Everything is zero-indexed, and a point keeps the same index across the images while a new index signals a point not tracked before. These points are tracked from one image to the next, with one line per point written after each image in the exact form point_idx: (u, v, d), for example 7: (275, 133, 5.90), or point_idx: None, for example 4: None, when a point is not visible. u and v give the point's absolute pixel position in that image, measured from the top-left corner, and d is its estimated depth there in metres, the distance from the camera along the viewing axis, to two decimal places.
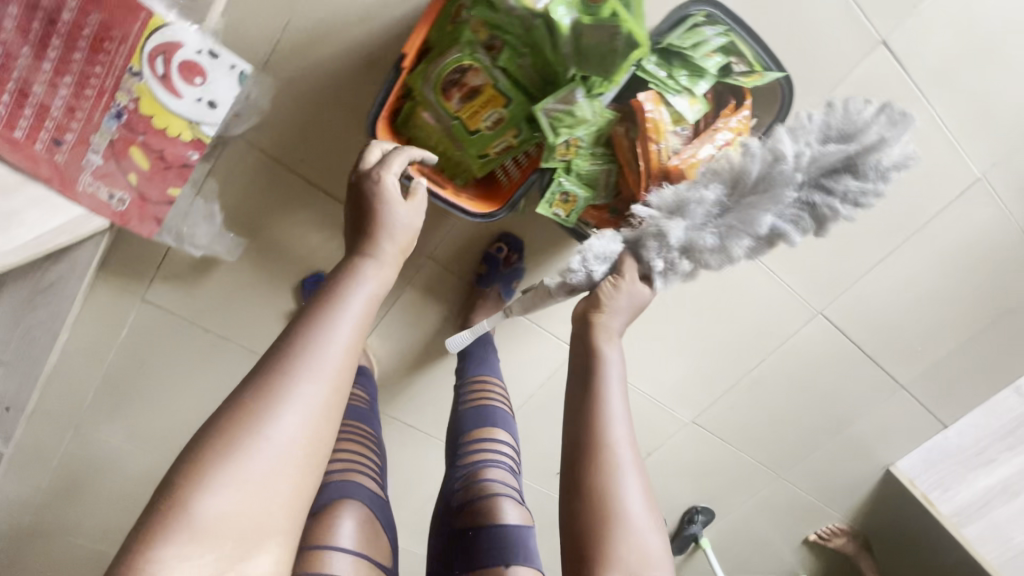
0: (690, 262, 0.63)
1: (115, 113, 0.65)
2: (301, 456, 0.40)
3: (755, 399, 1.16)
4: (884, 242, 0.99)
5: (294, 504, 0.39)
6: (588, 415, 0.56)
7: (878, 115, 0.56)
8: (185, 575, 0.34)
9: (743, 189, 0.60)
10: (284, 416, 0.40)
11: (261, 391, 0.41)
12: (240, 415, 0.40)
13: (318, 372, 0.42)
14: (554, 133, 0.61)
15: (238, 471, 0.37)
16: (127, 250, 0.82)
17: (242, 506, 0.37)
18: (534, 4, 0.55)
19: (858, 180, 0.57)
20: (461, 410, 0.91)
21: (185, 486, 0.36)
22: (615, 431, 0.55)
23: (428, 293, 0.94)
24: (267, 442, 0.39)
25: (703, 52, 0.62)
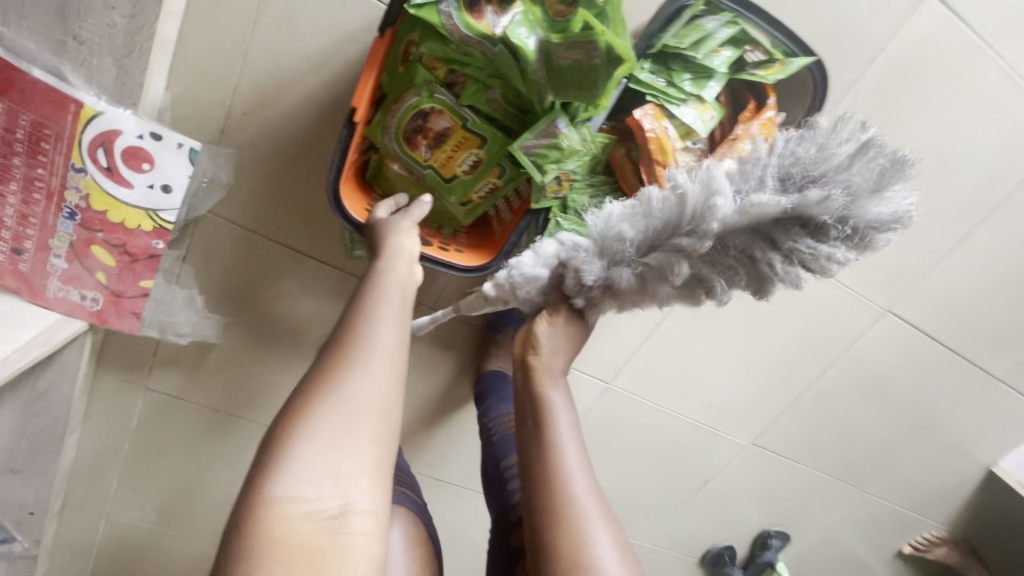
0: (613, 303, 0.50)
1: (68, 214, 0.60)
2: (375, 415, 0.40)
3: (823, 414, 1.02)
4: (960, 223, 0.83)
5: (379, 452, 0.39)
6: (543, 457, 0.49)
7: (858, 157, 0.36)
8: (301, 512, 0.35)
9: (667, 232, 0.43)
10: (355, 383, 0.40)
11: (328, 366, 0.42)
12: (319, 378, 0.41)
13: (376, 355, 0.43)
14: (540, 172, 0.52)
15: (322, 427, 0.38)
16: (120, 344, 0.79)
17: (329, 457, 0.37)
18: (491, 29, 0.46)
19: (813, 244, 0.38)
20: (497, 443, 0.79)
21: (281, 446, 0.37)
22: (576, 484, 0.47)
23: (438, 345, 0.86)
24: (344, 400, 0.39)
25: (708, 49, 0.50)
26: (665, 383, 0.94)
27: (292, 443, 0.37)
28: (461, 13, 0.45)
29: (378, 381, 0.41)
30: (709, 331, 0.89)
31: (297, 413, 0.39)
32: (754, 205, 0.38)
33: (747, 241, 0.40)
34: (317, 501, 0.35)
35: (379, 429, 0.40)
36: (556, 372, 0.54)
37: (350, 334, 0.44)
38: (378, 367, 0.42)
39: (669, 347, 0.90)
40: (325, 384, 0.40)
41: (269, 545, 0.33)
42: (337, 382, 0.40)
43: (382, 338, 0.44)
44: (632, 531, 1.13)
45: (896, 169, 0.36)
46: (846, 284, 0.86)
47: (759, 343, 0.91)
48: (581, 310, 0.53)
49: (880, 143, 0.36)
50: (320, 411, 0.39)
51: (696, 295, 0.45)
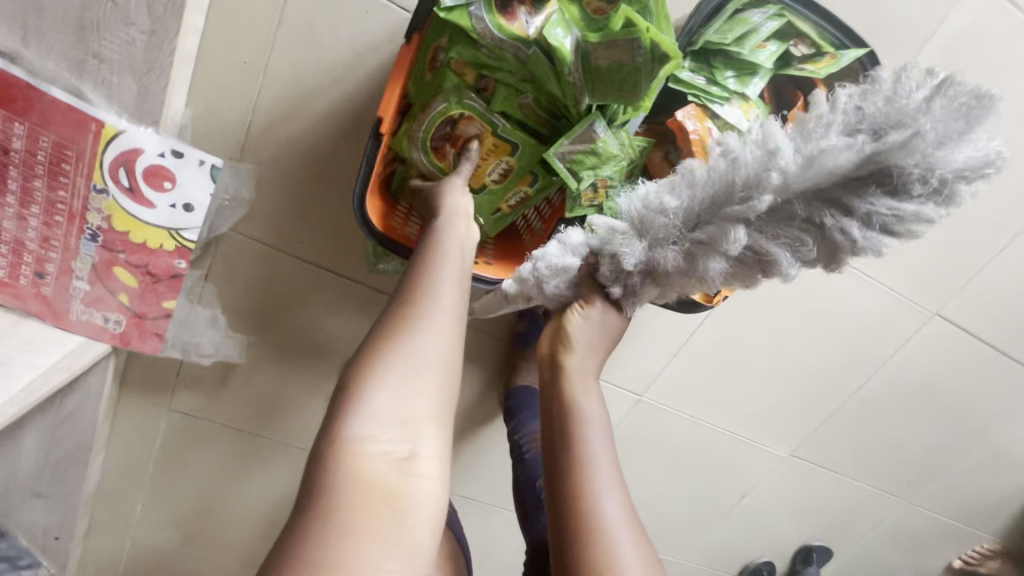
0: (654, 289, 0.47)
1: (90, 235, 0.59)
2: (440, 369, 0.39)
3: (867, 423, 0.97)
4: (1012, 220, 0.79)
5: (444, 403, 0.38)
6: (572, 470, 0.43)
7: (935, 99, 0.31)
8: (372, 450, 0.34)
9: (717, 203, 0.40)
10: (420, 337, 0.39)
11: (395, 317, 0.41)
12: (386, 328, 0.40)
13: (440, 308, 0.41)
14: (575, 179, 0.49)
15: (391, 374, 0.37)
16: (142, 366, 0.78)
17: (398, 402, 0.36)
18: (525, 30, 0.44)
19: (890, 201, 0.33)
20: (526, 461, 0.77)
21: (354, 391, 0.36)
22: (607, 504, 0.42)
23: (464, 359, 0.83)
24: (411, 351, 0.38)
25: (752, 44, 0.48)
26: (699, 395, 0.90)
27: (366, 386, 0.36)
28: (494, 15, 0.43)
29: (445, 336, 0.40)
30: (746, 338, 0.85)
31: (369, 360, 0.38)
32: (821, 161, 0.34)
33: (811, 206, 0.36)
34: (388, 444, 0.35)
35: (448, 379, 0.39)
36: (589, 377, 0.49)
37: (414, 286, 0.43)
38: (444, 322, 0.41)
39: (703, 357, 0.86)
40: (391, 336, 0.39)
41: (341, 479, 0.33)
42: (405, 334, 0.39)
43: (446, 294, 0.42)
44: (665, 547, 1.09)
45: (984, 106, 0.30)
46: (891, 287, 0.82)
47: (799, 350, 0.87)
48: (619, 300, 0.50)
49: (958, 80, 0.31)
50: (389, 359, 0.38)
51: (753, 271, 0.40)
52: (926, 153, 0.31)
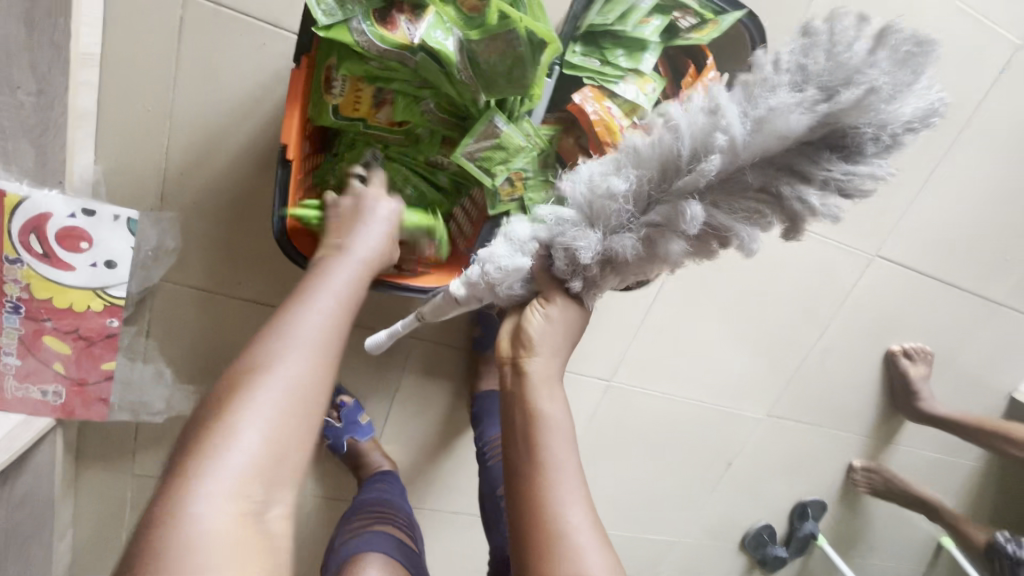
0: (615, 278, 0.44)
1: (12, 307, 0.57)
2: (301, 411, 0.37)
3: (834, 370, 0.99)
4: (925, 156, 0.83)
5: (300, 451, 0.36)
6: (531, 478, 0.44)
7: (878, 50, 0.30)
8: (213, 506, 0.31)
9: (664, 177, 0.37)
10: (275, 382, 0.36)
11: (257, 355, 0.38)
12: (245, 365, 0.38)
13: (300, 346, 0.39)
14: (489, 175, 0.50)
15: (242, 420, 0.34)
16: (95, 434, 0.75)
17: (257, 451, 0.34)
18: (409, 38, 0.44)
19: (842, 164, 0.33)
20: (490, 468, 0.76)
21: (200, 442, 0.34)
22: (571, 513, 0.43)
23: (429, 372, 0.83)
24: (276, 393, 0.36)
25: (635, 20, 0.49)
26: (667, 371, 0.91)
27: (226, 427, 0.34)
28: (373, 28, 0.43)
29: (305, 373, 0.38)
30: (702, 307, 0.86)
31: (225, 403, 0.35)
32: (773, 125, 0.32)
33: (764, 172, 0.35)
34: (232, 500, 0.32)
35: (308, 426, 0.37)
36: (552, 379, 0.47)
37: (283, 316, 0.41)
38: (301, 356, 0.38)
39: (663, 333, 0.87)
40: (252, 369, 0.37)
41: (175, 540, 0.30)
42: (256, 379, 0.36)
43: (313, 325, 0.40)
44: (663, 527, 1.09)
45: (924, 53, 0.29)
46: (827, 236, 0.85)
47: (756, 311, 0.89)
48: (580, 294, 0.46)
49: (897, 27, 0.29)
50: (245, 401, 0.35)
51: (711, 245, 0.39)
52: (877, 109, 0.30)
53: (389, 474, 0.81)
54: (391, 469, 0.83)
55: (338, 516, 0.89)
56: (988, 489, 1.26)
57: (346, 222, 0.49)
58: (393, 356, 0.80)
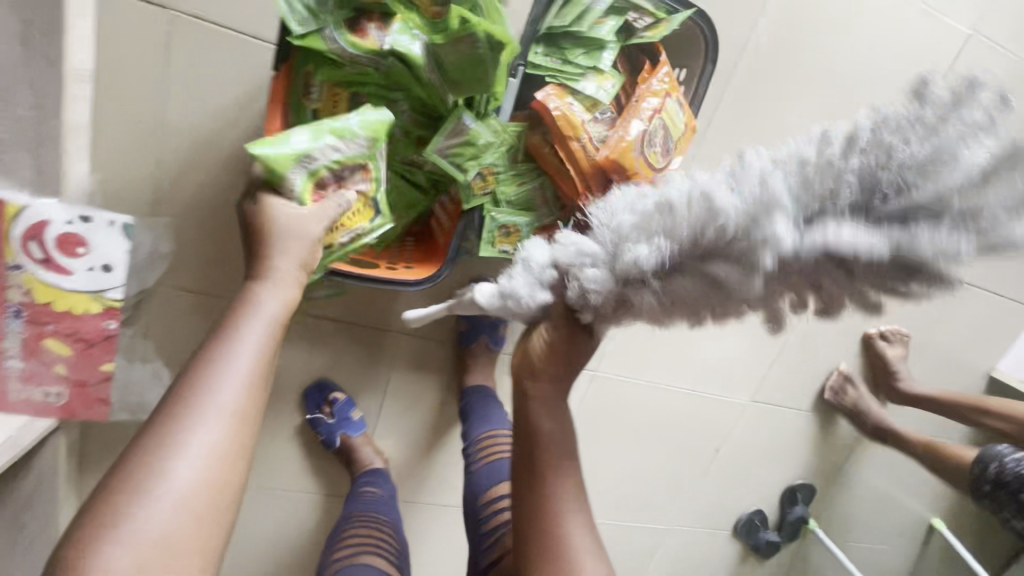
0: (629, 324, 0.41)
1: (14, 312, 0.59)
2: (208, 489, 0.38)
3: (814, 354, 1.01)
4: None
5: (208, 523, 0.37)
6: (532, 490, 0.45)
7: (981, 184, 0.25)
8: None
9: (694, 252, 0.33)
10: (180, 461, 0.37)
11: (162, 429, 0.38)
12: (151, 433, 0.38)
13: (211, 418, 0.39)
14: (461, 171, 0.53)
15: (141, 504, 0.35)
16: (97, 435, 0.78)
17: (154, 535, 0.35)
18: (378, 43, 0.47)
19: (903, 281, 0.28)
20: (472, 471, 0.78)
21: (105, 521, 0.35)
22: (571, 522, 0.44)
23: (418, 366, 0.85)
24: (182, 476, 0.37)
25: (590, 21, 0.53)
26: (650, 360, 0.94)
27: (129, 513, 0.35)
28: (344, 34, 0.47)
29: (214, 446, 0.39)
30: None
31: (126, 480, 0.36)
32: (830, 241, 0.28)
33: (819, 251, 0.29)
34: None
35: (220, 500, 0.38)
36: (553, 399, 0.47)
37: (189, 389, 0.40)
38: (209, 428, 0.39)
39: (643, 322, 0.90)
40: (161, 442, 0.38)
41: None
42: (158, 458, 0.37)
43: (227, 394, 0.40)
44: (655, 514, 1.12)
45: None
46: None
47: None
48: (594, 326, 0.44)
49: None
50: (153, 478, 0.36)
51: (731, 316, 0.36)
52: (959, 229, 0.26)
53: (379, 473, 0.85)
54: (382, 468, 0.87)
55: (335, 511, 0.92)
56: None
57: (265, 261, 0.47)
58: (382, 352, 0.83)
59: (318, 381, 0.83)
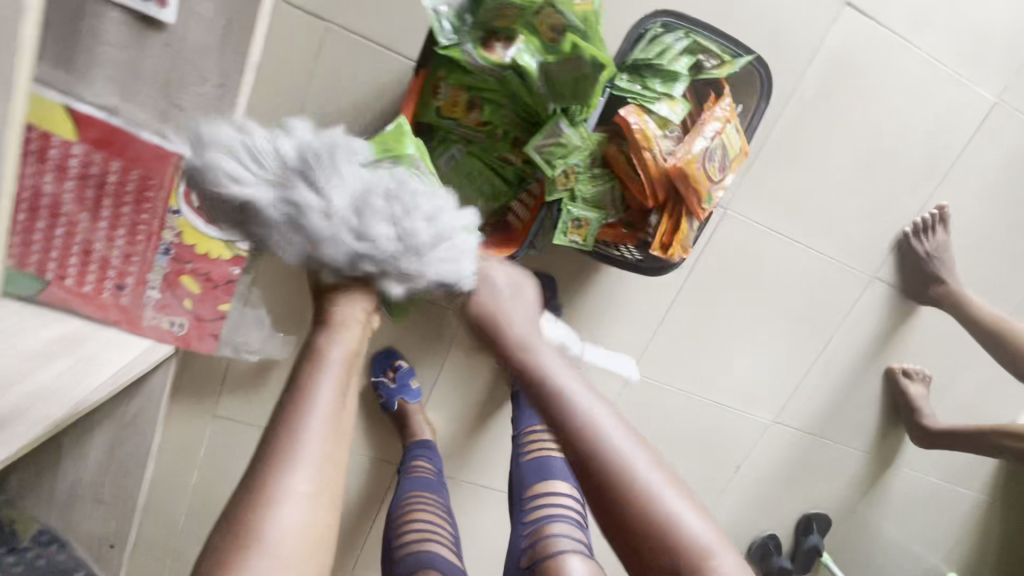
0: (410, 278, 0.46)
1: (164, 250, 0.74)
2: (320, 499, 0.45)
3: (838, 383, 1.07)
4: (922, 191, 0.93)
5: (320, 524, 0.45)
6: (545, 385, 0.48)
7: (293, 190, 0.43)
8: None
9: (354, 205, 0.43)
10: (293, 478, 0.44)
11: (272, 453, 0.45)
12: (264, 461, 0.45)
13: (310, 439, 0.46)
14: (550, 166, 0.64)
15: (268, 525, 0.42)
16: (192, 372, 0.89)
17: (292, 540, 0.43)
18: (502, 58, 0.59)
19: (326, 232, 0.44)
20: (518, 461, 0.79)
21: (246, 531, 0.41)
22: (601, 416, 0.47)
23: (474, 347, 0.95)
24: (286, 511, 0.43)
25: (669, 57, 0.65)
26: (683, 369, 1.01)
27: (250, 545, 0.41)
28: (479, 50, 0.59)
29: (320, 464, 0.46)
30: (717, 312, 0.97)
31: (252, 501, 0.43)
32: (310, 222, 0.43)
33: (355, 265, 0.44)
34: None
35: (327, 504, 0.46)
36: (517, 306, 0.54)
37: (289, 414, 0.46)
38: (312, 445, 0.46)
39: (681, 332, 0.97)
40: (275, 465, 0.44)
41: None
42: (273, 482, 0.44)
43: (318, 412, 0.47)
44: None
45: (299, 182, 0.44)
46: (830, 255, 0.96)
47: (765, 320, 0.99)
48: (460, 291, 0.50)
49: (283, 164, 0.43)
50: (270, 504, 0.43)
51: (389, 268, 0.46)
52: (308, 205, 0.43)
53: (430, 445, 0.93)
54: (431, 440, 0.94)
55: (380, 475, 1.00)
56: (988, 522, 1.31)
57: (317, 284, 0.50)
58: (445, 329, 0.94)
59: (386, 347, 0.94)
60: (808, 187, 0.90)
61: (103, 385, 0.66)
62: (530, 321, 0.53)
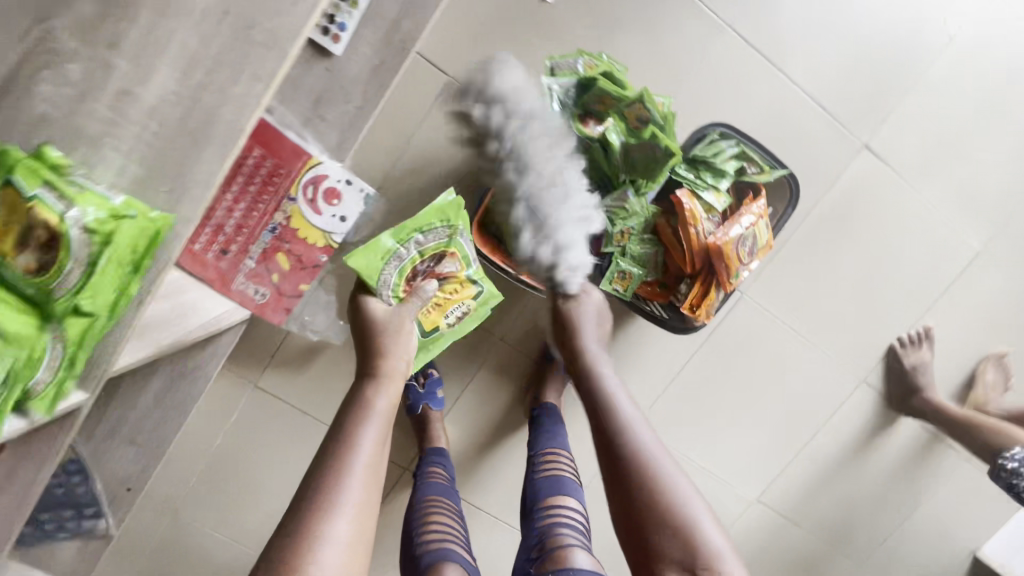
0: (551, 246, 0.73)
1: (271, 228, 0.85)
2: (357, 536, 0.57)
3: (819, 475, 1.15)
4: (911, 312, 1.06)
5: (357, 550, 0.57)
6: (595, 390, 0.73)
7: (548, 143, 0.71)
8: None
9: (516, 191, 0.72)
10: (339, 516, 0.57)
11: (320, 487, 0.58)
12: (316, 496, 0.57)
13: (348, 483, 0.59)
14: (611, 224, 0.80)
15: (318, 543, 0.55)
16: (251, 341, 0.99)
17: (339, 557, 0.55)
18: (593, 133, 0.76)
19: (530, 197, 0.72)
20: (534, 479, 0.87)
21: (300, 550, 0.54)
22: (629, 415, 0.70)
23: (501, 370, 1.05)
24: (328, 549, 0.55)
25: (721, 158, 0.80)
26: (680, 430, 1.10)
27: (299, 571, 0.53)
28: (575, 123, 0.76)
29: (355, 507, 0.58)
30: (718, 383, 1.08)
31: (304, 529, 0.55)
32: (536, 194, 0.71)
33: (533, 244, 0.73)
34: None
35: (364, 535, 0.58)
36: (586, 316, 0.77)
37: (338, 460, 0.60)
38: (353, 488, 0.59)
39: (684, 394, 1.08)
40: (324, 500, 0.57)
41: None
42: (319, 516, 0.56)
43: (357, 460, 0.61)
44: None
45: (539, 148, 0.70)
46: (824, 352, 1.08)
47: (761, 399, 1.10)
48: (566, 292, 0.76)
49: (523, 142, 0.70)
50: (319, 532, 0.55)
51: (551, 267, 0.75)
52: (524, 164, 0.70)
53: (443, 452, 1.00)
54: (445, 449, 1.01)
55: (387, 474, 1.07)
56: None
57: (379, 356, 0.72)
58: (479, 349, 1.04)
59: None
60: (812, 288, 1.04)
61: (199, 326, 0.83)
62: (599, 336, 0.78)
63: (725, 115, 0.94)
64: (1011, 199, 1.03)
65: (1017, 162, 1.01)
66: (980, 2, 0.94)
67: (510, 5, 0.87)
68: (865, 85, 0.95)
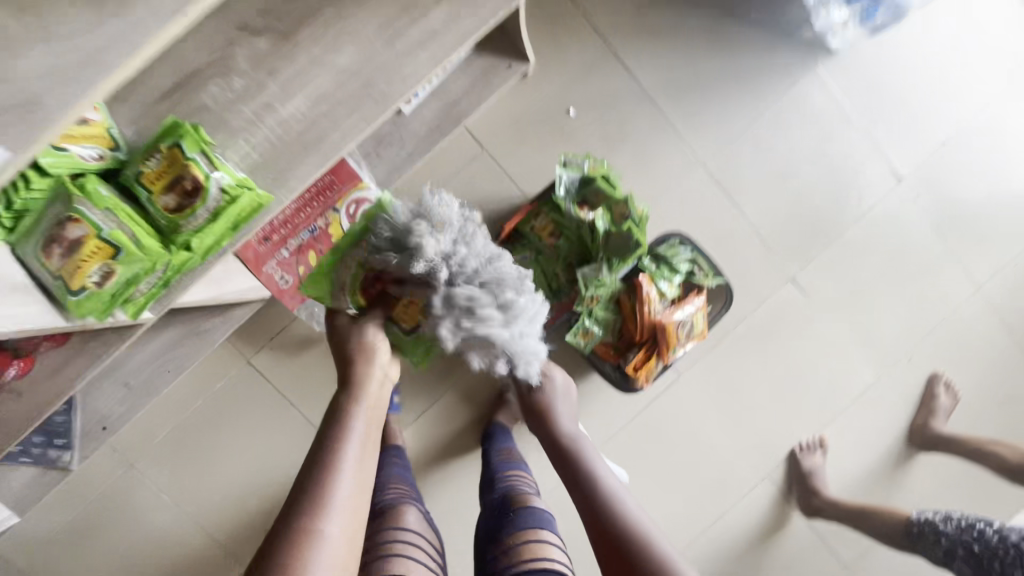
0: (470, 342, 0.68)
1: (311, 229, 1.02)
2: (346, 543, 0.57)
3: (721, 556, 1.28)
4: (812, 423, 1.27)
5: (348, 554, 0.57)
6: (575, 462, 0.79)
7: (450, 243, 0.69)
8: None
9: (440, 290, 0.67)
10: (331, 520, 0.56)
11: (311, 489, 0.57)
12: (305, 498, 0.57)
13: (339, 488, 0.58)
14: (586, 287, 0.98)
15: (310, 545, 0.54)
16: (259, 321, 1.14)
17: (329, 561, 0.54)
18: (585, 216, 0.98)
19: (447, 293, 0.66)
20: (492, 457, 1.04)
21: (292, 547, 0.53)
22: (609, 481, 0.76)
23: (466, 397, 1.19)
24: (322, 553, 0.54)
25: (677, 258, 1.03)
26: None
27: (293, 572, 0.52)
28: (573, 207, 0.98)
29: (345, 515, 0.58)
30: (647, 449, 1.24)
31: (297, 528, 0.55)
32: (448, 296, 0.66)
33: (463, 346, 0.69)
34: None
35: (355, 538, 0.58)
36: (569, 396, 0.87)
37: (326, 466, 0.59)
38: (342, 497, 0.58)
39: (615, 453, 1.23)
40: (317, 503, 0.57)
41: None
42: (310, 517, 0.56)
43: (345, 470, 0.60)
44: None
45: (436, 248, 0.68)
46: (738, 441, 1.26)
47: (679, 473, 1.25)
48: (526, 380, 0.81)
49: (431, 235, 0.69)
50: (313, 532, 0.55)
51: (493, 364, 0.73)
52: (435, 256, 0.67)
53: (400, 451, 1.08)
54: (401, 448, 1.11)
55: None
56: None
57: (358, 368, 0.69)
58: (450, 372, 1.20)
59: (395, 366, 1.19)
60: (735, 384, 1.24)
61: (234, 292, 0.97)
62: (572, 416, 0.85)
63: (688, 231, 1.19)
64: (904, 349, 1.27)
65: (909, 320, 1.26)
66: (889, 193, 1.23)
67: (542, 110, 1.13)
68: (798, 234, 1.22)
